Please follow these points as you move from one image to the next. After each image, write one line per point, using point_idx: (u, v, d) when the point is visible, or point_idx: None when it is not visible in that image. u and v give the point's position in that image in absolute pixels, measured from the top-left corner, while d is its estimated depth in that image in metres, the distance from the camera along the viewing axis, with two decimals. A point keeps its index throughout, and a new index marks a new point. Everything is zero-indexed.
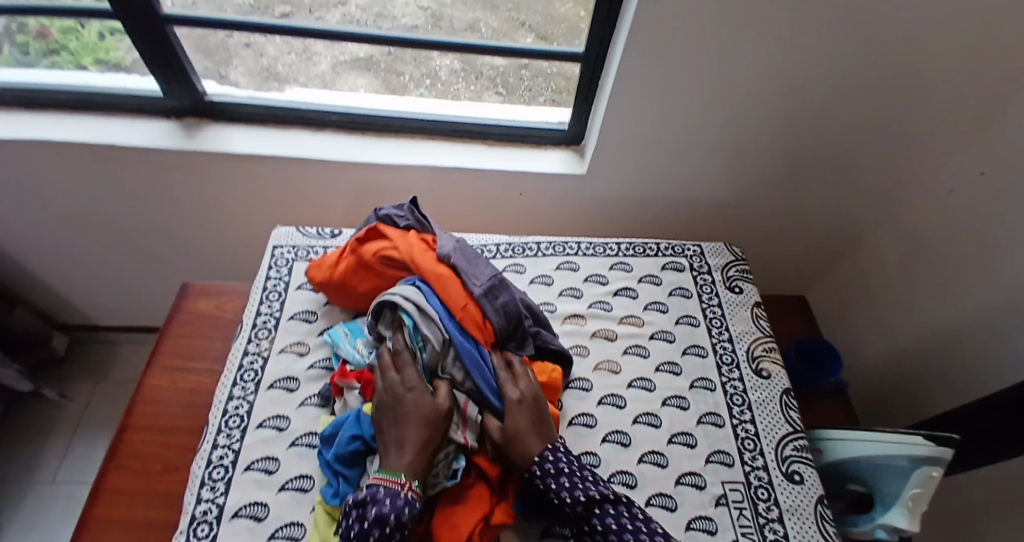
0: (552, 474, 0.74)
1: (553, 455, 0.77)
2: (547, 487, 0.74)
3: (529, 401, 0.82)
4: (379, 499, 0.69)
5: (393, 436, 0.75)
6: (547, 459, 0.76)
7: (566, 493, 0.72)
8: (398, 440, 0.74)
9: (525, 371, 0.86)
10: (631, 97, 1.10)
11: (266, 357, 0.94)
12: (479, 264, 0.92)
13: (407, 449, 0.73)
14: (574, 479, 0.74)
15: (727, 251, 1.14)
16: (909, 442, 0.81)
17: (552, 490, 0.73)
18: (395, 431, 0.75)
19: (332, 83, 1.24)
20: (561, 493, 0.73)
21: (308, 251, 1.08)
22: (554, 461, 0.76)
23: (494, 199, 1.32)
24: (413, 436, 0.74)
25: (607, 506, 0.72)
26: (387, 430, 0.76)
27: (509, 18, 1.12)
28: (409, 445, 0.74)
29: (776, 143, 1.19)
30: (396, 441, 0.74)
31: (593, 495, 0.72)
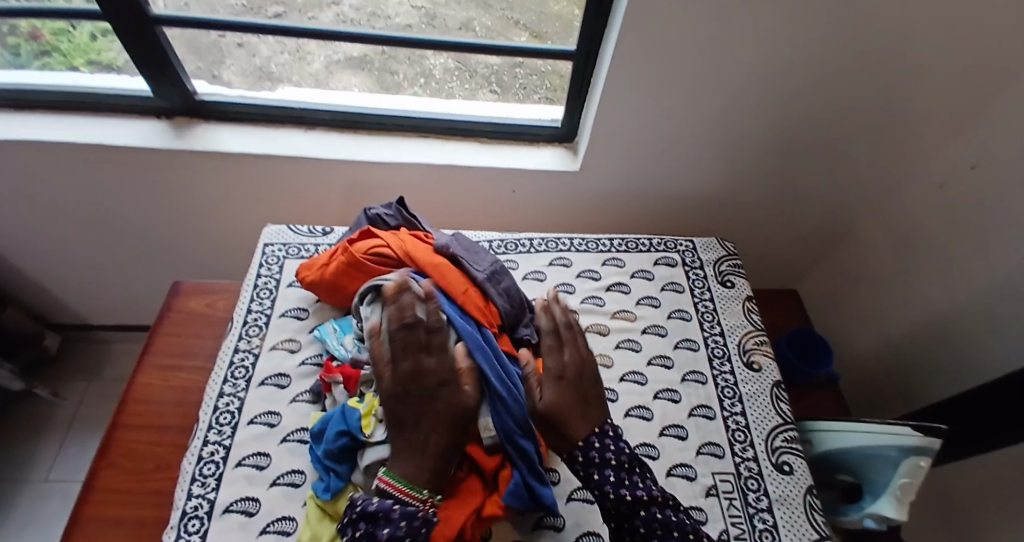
0: (597, 463, 0.75)
1: (599, 442, 0.76)
2: (591, 477, 0.75)
3: (575, 377, 0.81)
4: (394, 519, 0.68)
5: (408, 438, 0.75)
6: (593, 445, 0.76)
7: (612, 488, 0.73)
8: (415, 444, 0.74)
9: (576, 343, 0.85)
10: (622, 94, 1.10)
11: (257, 354, 0.94)
12: (480, 253, 0.96)
13: (429, 453, 0.73)
14: (622, 476, 0.74)
15: (719, 246, 1.14)
16: (896, 432, 0.82)
17: (597, 481, 0.75)
18: (415, 431, 0.75)
19: (325, 82, 1.24)
20: (604, 486, 0.74)
21: (300, 249, 1.08)
22: (600, 448, 0.76)
23: (486, 196, 1.32)
24: (435, 441, 0.74)
25: (653, 509, 0.72)
26: (412, 427, 0.75)
27: (502, 17, 1.12)
28: (428, 453, 0.73)
29: (767, 138, 1.20)
30: (417, 445, 0.74)
31: (640, 497, 0.72)
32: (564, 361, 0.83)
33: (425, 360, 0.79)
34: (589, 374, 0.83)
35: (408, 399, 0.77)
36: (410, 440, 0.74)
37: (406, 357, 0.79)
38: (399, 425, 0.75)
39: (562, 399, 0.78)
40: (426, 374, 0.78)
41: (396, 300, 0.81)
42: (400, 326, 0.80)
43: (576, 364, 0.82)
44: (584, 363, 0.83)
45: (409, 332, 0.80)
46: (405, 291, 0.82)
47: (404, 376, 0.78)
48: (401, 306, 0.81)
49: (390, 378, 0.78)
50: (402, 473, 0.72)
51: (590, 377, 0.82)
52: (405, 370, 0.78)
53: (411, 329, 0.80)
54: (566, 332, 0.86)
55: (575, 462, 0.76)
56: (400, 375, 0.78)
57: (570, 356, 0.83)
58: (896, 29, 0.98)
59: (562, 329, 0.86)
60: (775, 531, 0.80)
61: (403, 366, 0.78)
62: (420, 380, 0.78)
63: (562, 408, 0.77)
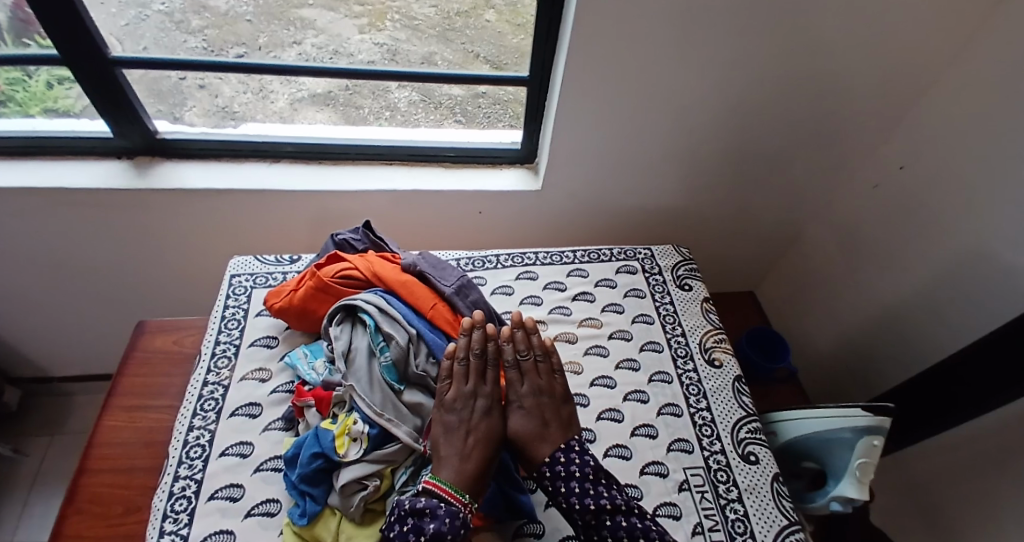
0: (563, 477, 0.78)
1: (565, 457, 0.79)
2: (558, 491, 0.77)
3: (533, 405, 0.84)
4: (439, 516, 0.70)
5: (458, 445, 0.78)
6: (559, 460, 0.79)
7: (577, 499, 0.76)
8: (462, 450, 0.78)
9: (550, 372, 0.87)
10: (577, 115, 1.16)
11: (227, 385, 0.93)
12: (447, 269, 0.97)
13: (471, 458, 0.77)
14: (587, 486, 0.77)
15: (677, 252, 1.20)
16: (848, 415, 0.88)
17: (562, 494, 0.77)
18: (465, 440, 0.79)
19: (291, 118, 1.26)
20: (570, 498, 0.76)
21: (267, 278, 1.08)
22: (566, 463, 0.79)
23: (452, 218, 1.36)
24: (476, 453, 0.78)
25: (618, 518, 0.74)
26: (447, 442, 0.79)
27: (463, 50, 1.17)
28: (470, 460, 0.77)
29: (716, 151, 1.26)
30: (461, 453, 0.77)
31: (604, 506, 0.75)
32: (521, 392, 0.85)
33: (484, 386, 0.85)
34: (555, 398, 0.85)
35: (462, 415, 0.81)
36: (458, 448, 0.78)
37: (469, 379, 0.84)
38: (451, 433, 0.79)
39: (523, 425, 0.83)
40: (482, 398, 0.84)
41: (467, 335, 0.86)
42: (470, 354, 0.86)
43: (534, 394, 0.85)
44: (543, 391, 0.85)
45: (462, 364, 0.85)
46: (477, 328, 0.87)
47: (466, 395, 0.83)
48: (472, 338, 0.87)
49: (453, 394, 0.83)
50: (449, 477, 0.75)
51: (550, 403, 0.84)
52: (467, 391, 0.83)
53: (480, 358, 0.86)
54: (526, 362, 0.87)
55: (543, 479, 0.79)
56: (463, 393, 0.83)
57: (529, 386, 0.85)
58: (824, 46, 1.06)
59: (522, 360, 0.87)
60: (746, 519, 0.84)
61: (465, 387, 0.84)
62: (477, 401, 0.83)
63: (523, 436, 0.82)
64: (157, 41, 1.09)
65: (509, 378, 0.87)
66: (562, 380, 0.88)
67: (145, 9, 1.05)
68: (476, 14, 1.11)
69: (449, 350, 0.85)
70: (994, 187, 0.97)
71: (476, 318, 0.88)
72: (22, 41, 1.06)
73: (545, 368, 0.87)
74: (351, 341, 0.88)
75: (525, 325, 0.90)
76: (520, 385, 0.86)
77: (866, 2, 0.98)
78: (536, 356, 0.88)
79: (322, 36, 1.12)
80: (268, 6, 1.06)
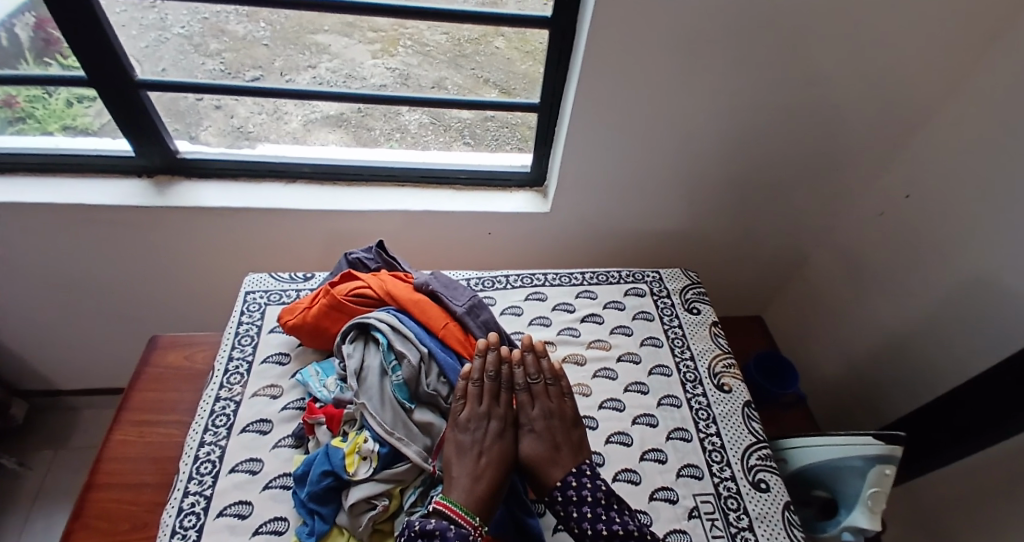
0: (574, 501, 0.78)
1: (577, 481, 0.79)
2: (570, 515, 0.77)
3: (544, 428, 0.84)
4: (449, 538, 0.70)
5: (469, 465, 0.78)
6: (570, 485, 0.79)
7: (590, 524, 0.76)
8: (473, 471, 0.78)
9: (561, 394, 0.88)
10: (585, 140, 1.18)
11: (239, 401, 0.93)
12: (459, 289, 0.99)
13: (482, 479, 0.77)
14: (599, 511, 0.76)
15: (684, 276, 1.21)
16: (860, 443, 0.87)
17: (574, 519, 0.77)
18: (477, 461, 0.79)
19: (303, 139, 1.29)
20: (582, 523, 0.76)
21: (280, 295, 1.09)
22: (578, 487, 0.79)
23: (461, 239, 1.37)
24: (487, 474, 0.78)
25: None
26: (460, 462, 0.79)
27: (473, 75, 1.20)
28: (481, 481, 0.77)
29: (722, 177, 1.28)
30: (473, 474, 0.77)
31: (616, 531, 0.74)
32: (532, 415, 0.85)
33: (497, 407, 0.85)
34: (565, 421, 0.85)
35: (476, 436, 0.81)
36: (469, 468, 0.78)
37: (483, 400, 0.85)
38: (463, 453, 0.79)
39: (533, 448, 0.82)
40: (495, 419, 0.84)
41: (482, 357, 0.88)
42: (484, 376, 0.86)
43: (546, 417, 0.85)
44: (554, 414, 0.85)
45: (476, 385, 0.86)
46: (492, 350, 0.88)
47: (479, 416, 0.83)
48: (486, 360, 0.88)
49: (466, 414, 0.83)
50: (460, 498, 0.75)
51: (561, 427, 0.84)
52: (481, 411, 0.84)
53: (494, 380, 0.87)
54: (537, 386, 0.87)
55: (554, 503, 0.79)
56: (476, 414, 0.83)
57: (540, 409, 0.85)
58: (828, 76, 1.09)
59: (533, 383, 0.88)
60: None
61: (478, 407, 0.84)
62: (491, 422, 0.83)
63: (534, 460, 0.82)
64: (176, 63, 1.13)
65: (520, 401, 0.87)
66: (572, 402, 0.88)
67: (166, 32, 1.09)
68: (486, 42, 1.15)
69: (464, 371, 0.86)
70: (999, 217, 0.98)
71: (490, 340, 0.88)
72: (44, 60, 1.10)
73: (555, 391, 0.88)
74: (363, 359, 0.88)
75: (536, 348, 0.90)
76: (530, 408, 0.86)
77: (868, 36, 1.01)
78: (547, 380, 0.88)
79: (336, 60, 1.15)
80: (285, 31, 1.10)
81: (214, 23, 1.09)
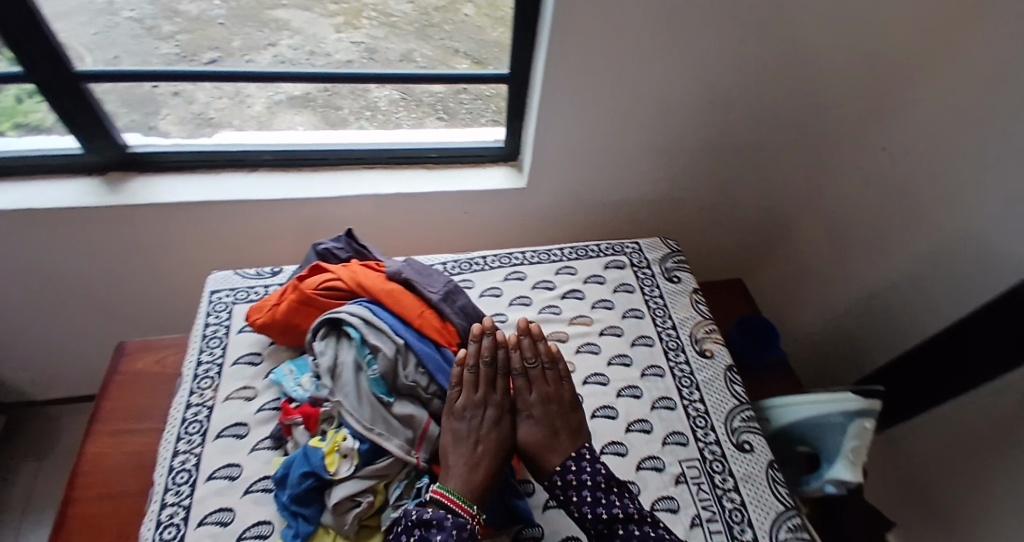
0: (575, 486, 0.76)
1: (576, 466, 0.78)
2: (570, 499, 0.76)
3: (542, 414, 0.83)
4: (445, 527, 0.69)
5: (467, 454, 0.77)
6: (570, 469, 0.78)
7: (590, 508, 0.75)
8: (470, 459, 0.77)
9: (557, 378, 0.87)
10: (558, 110, 1.14)
11: (211, 406, 0.89)
12: (433, 275, 0.96)
13: (479, 468, 0.76)
14: (598, 495, 0.75)
15: (664, 245, 1.19)
16: (841, 398, 0.89)
17: (574, 503, 0.76)
18: (473, 450, 0.78)
19: (269, 122, 1.26)
20: (582, 507, 0.75)
21: (248, 292, 1.05)
22: (578, 471, 0.78)
23: (438, 220, 1.33)
24: (485, 463, 0.77)
25: (631, 527, 0.73)
26: (457, 450, 0.78)
27: (442, 46, 1.16)
28: (477, 469, 0.76)
29: (700, 140, 1.25)
30: (469, 461, 0.76)
31: (616, 514, 0.73)
32: (529, 401, 0.84)
33: (493, 394, 0.84)
34: (563, 406, 0.84)
35: (472, 424, 0.81)
36: (466, 456, 0.77)
37: (478, 388, 0.84)
38: (460, 442, 0.78)
39: (531, 435, 0.82)
40: (492, 407, 0.83)
41: (477, 343, 0.86)
42: (480, 362, 0.85)
43: (543, 402, 0.84)
44: (551, 399, 0.84)
45: (472, 372, 0.84)
46: (487, 334, 0.87)
47: (476, 403, 0.82)
48: (481, 345, 0.86)
49: (462, 402, 0.82)
50: (457, 487, 0.74)
51: (559, 412, 0.83)
52: (477, 399, 0.82)
53: (490, 366, 0.85)
54: (534, 371, 0.86)
55: (554, 487, 0.78)
56: (472, 402, 0.82)
57: (537, 394, 0.85)
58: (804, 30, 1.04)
59: (529, 368, 0.87)
60: (743, 508, 0.83)
61: (475, 395, 0.83)
62: (488, 409, 0.83)
63: (531, 447, 0.81)
64: (130, 50, 1.08)
65: (517, 387, 0.86)
66: (569, 386, 0.87)
67: (115, 16, 1.07)
68: (454, 9, 1.13)
69: (459, 356, 0.85)
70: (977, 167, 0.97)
71: (484, 325, 0.87)
72: None
73: (552, 376, 0.87)
74: (337, 355, 0.86)
75: (533, 332, 0.89)
76: (528, 393, 0.85)
77: None
78: (543, 364, 0.87)
79: (297, 37, 1.13)
80: (243, 8, 1.09)
81: (165, 4, 1.06)
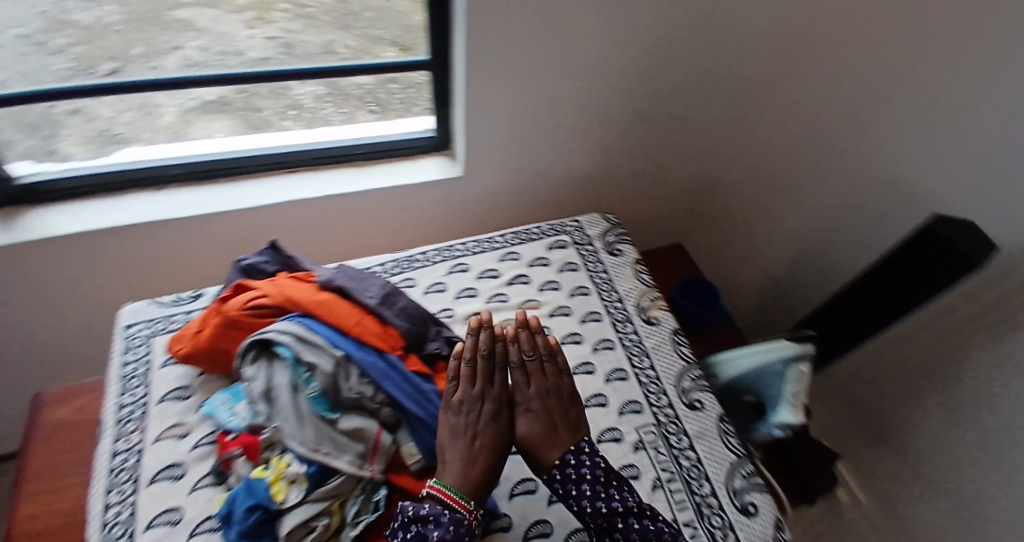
0: (574, 480, 0.75)
1: (576, 459, 0.76)
2: (569, 494, 0.74)
3: (541, 407, 0.81)
4: (443, 523, 0.68)
5: (464, 449, 0.75)
6: (570, 462, 0.76)
7: (589, 502, 0.73)
8: (467, 455, 0.75)
9: (556, 370, 0.85)
10: (483, 93, 1.09)
11: (140, 451, 0.83)
12: (368, 279, 0.93)
13: (477, 464, 0.74)
14: (598, 489, 0.74)
15: (603, 220, 1.19)
16: (779, 347, 1.03)
17: (573, 497, 0.74)
18: (471, 444, 0.76)
19: (182, 132, 1.17)
20: (582, 502, 0.73)
21: (167, 322, 0.98)
22: (577, 465, 0.75)
23: (372, 220, 1.27)
24: (482, 457, 0.75)
25: (630, 520, 0.72)
26: (453, 445, 0.76)
27: (364, 35, 1.10)
28: (473, 464, 0.74)
29: (630, 111, 1.23)
30: (466, 456, 0.75)
31: (616, 508, 0.72)
32: (528, 394, 0.82)
33: (491, 388, 0.83)
34: (562, 398, 0.83)
35: (469, 418, 0.79)
36: (462, 451, 0.75)
37: (476, 383, 0.82)
38: (457, 437, 0.76)
39: (530, 428, 0.79)
40: (489, 401, 0.81)
41: (474, 337, 0.85)
42: (477, 355, 0.84)
43: (543, 396, 0.82)
44: (551, 392, 0.83)
45: (470, 368, 0.83)
46: (484, 328, 0.86)
47: (473, 398, 0.80)
48: (478, 339, 0.85)
49: (460, 396, 0.80)
50: (453, 482, 0.72)
51: (559, 405, 0.81)
52: (475, 394, 0.81)
53: (488, 360, 0.84)
54: (532, 364, 0.85)
55: (553, 481, 0.76)
56: (470, 396, 0.81)
57: (536, 388, 0.83)
58: None
59: (528, 361, 0.85)
60: (699, 464, 0.85)
61: (472, 390, 0.81)
62: (486, 403, 0.81)
63: (530, 442, 0.78)
64: (19, 70, 0.98)
65: (515, 381, 0.84)
66: (569, 379, 0.85)
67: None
68: None
69: (457, 350, 0.85)
70: None
71: (481, 318, 0.86)
72: None
73: (551, 369, 0.85)
74: (270, 379, 0.81)
75: (531, 325, 0.88)
76: (527, 387, 0.83)
77: None
78: (542, 356, 0.86)
79: (204, 37, 1.04)
80: (140, 12, 0.98)
81: (54, 15, 0.97)
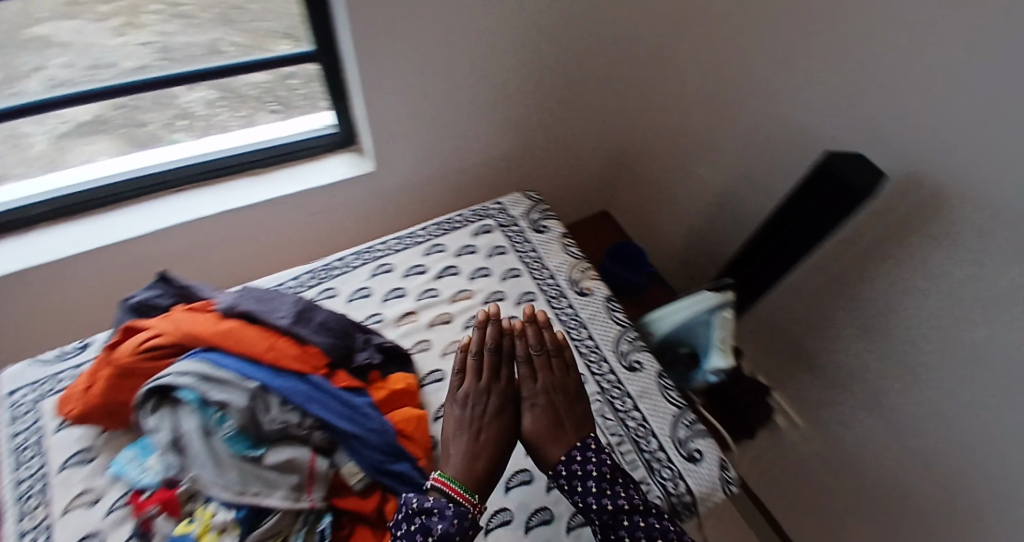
0: (579, 476, 0.74)
1: (582, 457, 0.76)
2: (575, 489, 0.74)
3: (547, 402, 0.81)
4: (446, 516, 0.67)
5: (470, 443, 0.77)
6: (575, 459, 0.76)
7: (594, 499, 0.72)
8: (470, 449, 0.76)
9: (562, 362, 0.85)
10: (380, 80, 1.02)
11: (47, 527, 0.75)
12: (276, 298, 0.87)
13: (480, 457, 0.76)
14: (604, 486, 0.73)
15: (526, 198, 1.16)
16: (703, 298, 0.99)
17: (579, 493, 0.74)
18: (475, 439, 0.78)
19: (61, 161, 1.05)
20: (587, 498, 0.73)
21: (53, 384, 0.88)
22: (583, 462, 0.76)
23: (282, 229, 1.19)
24: (486, 449, 0.77)
25: (636, 518, 0.71)
26: (456, 439, 0.78)
27: (251, 29, 0.98)
28: (475, 456, 0.76)
29: (539, 82, 1.19)
30: (470, 448, 0.76)
31: (621, 505, 0.71)
32: (535, 390, 0.82)
33: (497, 383, 0.84)
34: (569, 395, 0.82)
35: (474, 412, 0.80)
36: (467, 445, 0.77)
37: (482, 376, 0.84)
38: (461, 430, 0.79)
39: (536, 423, 0.79)
40: (495, 395, 0.82)
41: (479, 332, 0.86)
42: (484, 349, 0.85)
43: (549, 391, 0.82)
44: (558, 388, 0.83)
45: (479, 363, 0.85)
46: (491, 322, 0.86)
47: (479, 392, 0.82)
48: (485, 333, 0.86)
49: (466, 391, 0.82)
50: (455, 475, 0.74)
51: (564, 401, 0.81)
52: (480, 388, 0.82)
53: (494, 354, 0.85)
54: (539, 358, 0.85)
55: (559, 477, 0.76)
56: (475, 391, 0.82)
57: (543, 383, 0.83)
58: None
59: (535, 355, 0.85)
60: (645, 422, 0.88)
61: (479, 384, 0.83)
62: (492, 398, 0.82)
63: (536, 437, 0.79)
64: None
65: (521, 376, 0.84)
66: (576, 375, 0.85)
67: None
68: None
69: (463, 344, 0.86)
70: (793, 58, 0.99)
71: (488, 311, 0.86)
72: None
73: (558, 363, 0.85)
74: (178, 427, 0.74)
75: (537, 319, 0.87)
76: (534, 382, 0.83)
77: None
78: (549, 351, 0.85)
79: (67, 53, 0.92)
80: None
81: None
